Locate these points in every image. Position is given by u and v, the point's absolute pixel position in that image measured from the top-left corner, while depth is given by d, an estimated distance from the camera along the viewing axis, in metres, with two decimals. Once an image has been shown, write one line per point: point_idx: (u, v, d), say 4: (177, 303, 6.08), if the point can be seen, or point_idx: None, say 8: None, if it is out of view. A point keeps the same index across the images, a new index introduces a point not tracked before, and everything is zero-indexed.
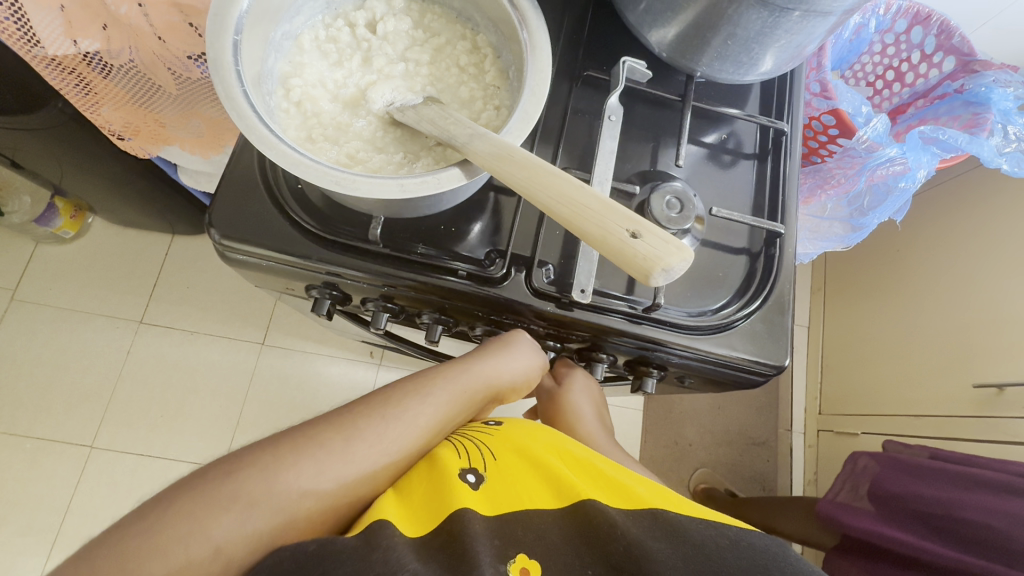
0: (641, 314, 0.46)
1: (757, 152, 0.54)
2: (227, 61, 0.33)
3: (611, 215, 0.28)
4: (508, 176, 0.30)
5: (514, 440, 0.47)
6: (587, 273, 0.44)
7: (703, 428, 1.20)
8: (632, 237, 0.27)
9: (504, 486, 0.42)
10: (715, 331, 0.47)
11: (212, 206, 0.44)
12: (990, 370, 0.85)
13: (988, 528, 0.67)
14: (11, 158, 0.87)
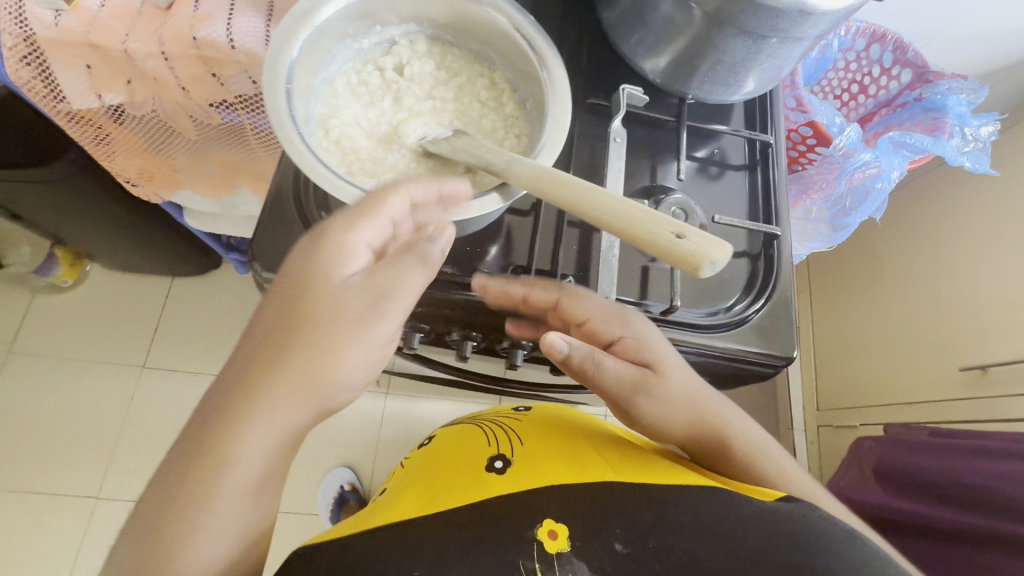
0: (658, 317, 0.49)
1: (747, 163, 0.59)
2: (281, 109, 0.36)
3: (656, 222, 0.31)
4: (557, 198, 0.34)
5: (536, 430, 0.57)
6: (609, 282, 0.49)
7: None
8: (678, 238, 0.31)
9: (524, 466, 0.49)
10: (730, 328, 0.51)
11: (253, 242, 0.47)
12: (973, 353, 0.90)
13: (996, 492, 0.72)
14: (15, 210, 0.88)
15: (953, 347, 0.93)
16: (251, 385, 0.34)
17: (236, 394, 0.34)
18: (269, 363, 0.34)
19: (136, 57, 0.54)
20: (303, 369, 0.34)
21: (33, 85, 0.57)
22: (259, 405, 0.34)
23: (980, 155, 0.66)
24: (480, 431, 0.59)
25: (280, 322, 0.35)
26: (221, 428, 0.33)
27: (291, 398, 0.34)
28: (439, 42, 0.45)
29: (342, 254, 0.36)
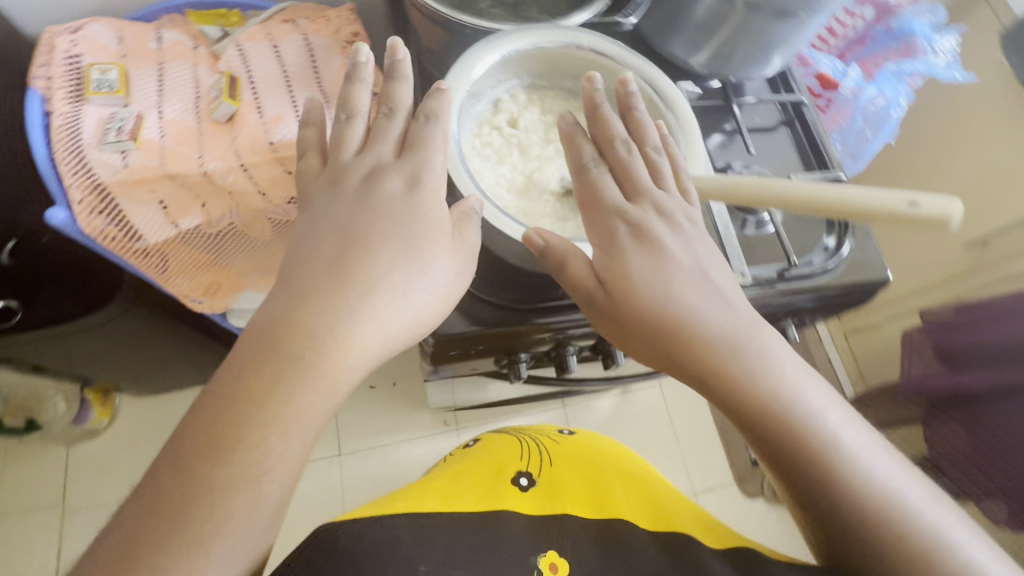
0: (783, 275, 0.55)
1: (784, 121, 0.65)
2: (471, 190, 0.41)
3: (882, 196, 0.35)
4: (765, 196, 0.38)
5: (568, 453, 0.69)
6: (740, 260, 0.54)
7: None
8: (911, 205, 0.35)
9: (551, 486, 0.61)
10: (838, 263, 0.57)
11: None
12: (971, 230, 1.00)
13: None
14: (40, 360, 0.83)
15: (955, 226, 1.03)
16: (283, 335, 0.30)
17: (266, 341, 0.30)
18: (299, 310, 0.31)
19: (216, 176, 0.54)
20: (338, 325, 0.31)
21: (108, 235, 0.54)
22: (295, 363, 0.30)
23: (955, 63, 0.75)
24: (519, 443, 0.70)
25: (308, 264, 0.33)
26: (281, 314, 0.31)
27: (319, 360, 0.30)
28: (535, 89, 0.49)
29: (383, 204, 0.35)
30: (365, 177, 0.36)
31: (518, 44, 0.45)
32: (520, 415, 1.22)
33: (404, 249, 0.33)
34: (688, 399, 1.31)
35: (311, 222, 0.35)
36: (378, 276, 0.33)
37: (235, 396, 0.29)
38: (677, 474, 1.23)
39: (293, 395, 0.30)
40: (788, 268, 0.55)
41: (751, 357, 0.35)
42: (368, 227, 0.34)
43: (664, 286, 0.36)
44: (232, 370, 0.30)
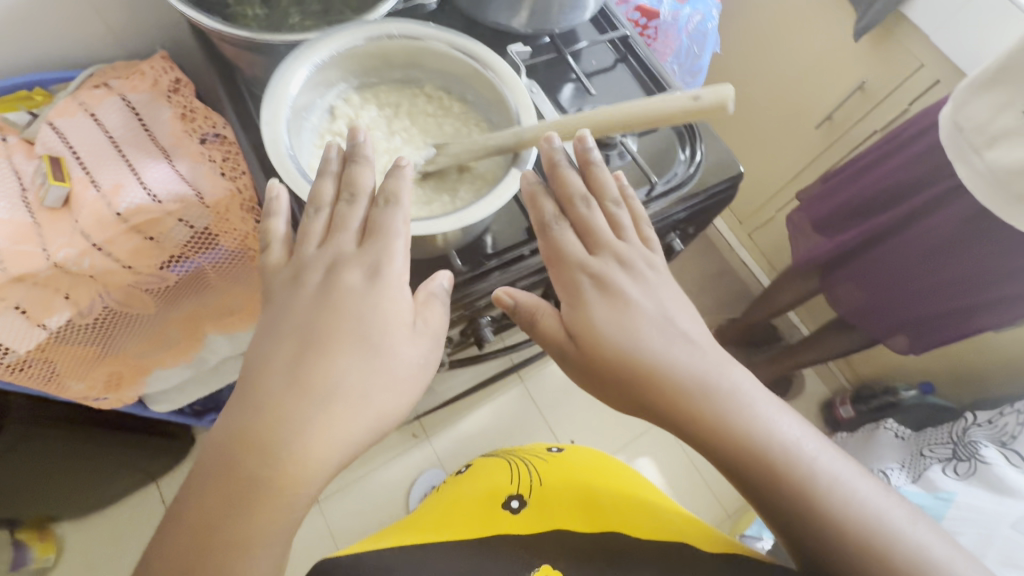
0: (649, 196, 0.59)
1: (618, 58, 0.69)
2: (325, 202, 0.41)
3: (677, 98, 0.41)
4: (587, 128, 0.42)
5: (564, 470, 0.69)
6: None
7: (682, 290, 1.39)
8: (699, 97, 0.41)
9: (545, 505, 0.61)
10: (695, 170, 0.62)
11: None
12: (817, 110, 1.11)
13: (898, 183, 0.83)
14: None
15: (807, 111, 1.13)
16: (247, 454, 0.30)
17: (232, 457, 0.31)
18: (265, 419, 0.31)
19: (68, 264, 0.51)
20: (294, 442, 0.31)
21: None
22: (272, 461, 0.30)
23: None
24: (510, 467, 0.70)
25: (270, 371, 0.32)
26: (253, 434, 0.31)
27: (287, 467, 0.30)
28: (367, 87, 0.50)
29: (343, 297, 0.35)
30: (325, 271, 0.37)
31: (329, 51, 0.44)
32: (484, 403, 1.25)
33: (369, 349, 0.33)
34: None
35: (275, 318, 0.35)
36: (342, 380, 0.32)
37: (212, 525, 0.29)
38: None
39: (270, 505, 0.30)
40: (653, 188, 0.60)
41: (721, 387, 0.36)
42: (329, 328, 0.34)
43: (620, 329, 0.37)
44: (206, 491, 0.30)
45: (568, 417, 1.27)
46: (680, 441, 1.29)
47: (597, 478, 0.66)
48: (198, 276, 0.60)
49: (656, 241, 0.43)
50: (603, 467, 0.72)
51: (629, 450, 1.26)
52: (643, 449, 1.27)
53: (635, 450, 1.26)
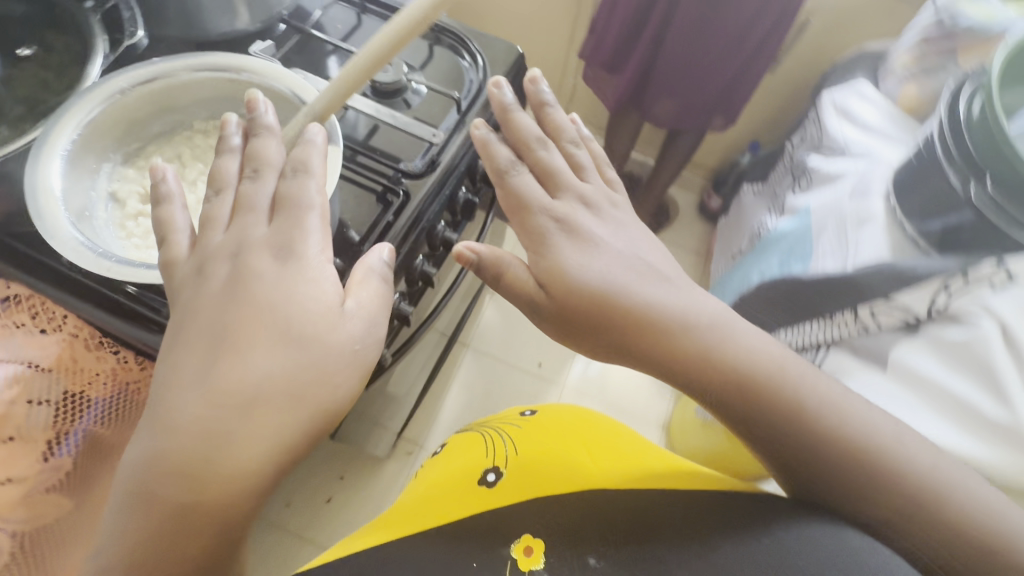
0: (463, 111, 0.61)
1: (360, 9, 0.68)
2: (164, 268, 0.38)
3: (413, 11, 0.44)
4: (356, 78, 0.43)
5: (547, 426, 0.61)
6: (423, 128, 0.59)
7: None
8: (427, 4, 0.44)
9: (521, 479, 0.52)
10: (485, 70, 0.65)
11: None
12: None
13: None
14: None
15: None
16: (183, 463, 0.31)
17: (165, 465, 0.31)
18: (188, 427, 0.31)
19: None
20: (232, 447, 0.31)
21: None
22: (198, 483, 0.31)
23: None
24: (480, 441, 0.60)
25: (196, 376, 0.33)
26: (190, 438, 0.31)
27: (219, 474, 0.31)
28: (133, 157, 0.47)
29: (251, 289, 0.36)
30: (228, 260, 0.37)
31: (68, 136, 0.41)
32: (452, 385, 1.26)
33: (290, 344, 0.34)
34: None
35: (186, 320, 0.36)
36: (268, 388, 0.33)
37: (159, 526, 0.30)
38: None
39: (198, 519, 0.31)
40: (460, 104, 0.62)
41: (720, 327, 0.42)
42: (252, 328, 0.34)
43: (585, 271, 0.42)
44: (150, 494, 0.30)
45: (526, 347, 1.33)
46: None
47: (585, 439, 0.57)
48: (95, 443, 0.51)
49: (616, 183, 0.51)
50: (598, 420, 0.63)
51: None
52: None
53: None
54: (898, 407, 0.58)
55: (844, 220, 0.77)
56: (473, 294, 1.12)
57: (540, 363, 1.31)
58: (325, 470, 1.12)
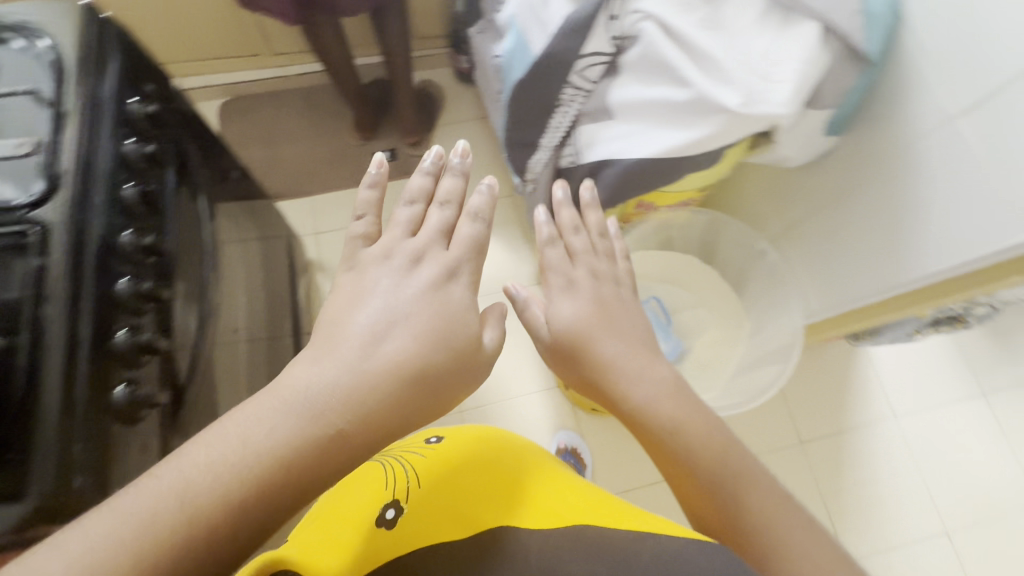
0: (49, 103, 0.49)
1: None
2: None
3: None
4: None
5: (452, 451, 0.67)
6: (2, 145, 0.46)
7: (312, 140, 1.43)
8: None
9: (425, 516, 0.58)
10: (48, 44, 0.51)
11: (27, 513, 0.42)
12: None
13: None
14: None
15: None
16: (324, 415, 0.44)
17: (308, 421, 0.43)
18: (338, 384, 0.45)
19: None
20: (361, 410, 0.45)
21: None
22: (324, 434, 0.43)
23: None
24: (380, 475, 0.64)
25: (358, 360, 0.47)
26: (343, 389, 0.45)
27: (335, 443, 0.43)
28: None
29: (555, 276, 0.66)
30: (410, 257, 0.55)
31: None
32: None
33: (419, 388, 0.49)
34: (337, 208, 1.40)
35: (360, 289, 0.53)
36: (407, 411, 0.48)
37: (261, 465, 0.40)
38: None
39: (298, 474, 0.41)
40: (41, 96, 0.49)
41: (645, 361, 0.60)
42: (391, 356, 0.48)
43: (562, 315, 0.63)
44: (276, 428, 0.42)
45: None
46: None
47: (502, 477, 0.64)
48: None
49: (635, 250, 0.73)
50: (515, 439, 0.72)
51: None
52: None
53: None
54: (627, 154, 0.63)
55: (529, 3, 0.70)
56: (284, 278, 1.05)
57: None
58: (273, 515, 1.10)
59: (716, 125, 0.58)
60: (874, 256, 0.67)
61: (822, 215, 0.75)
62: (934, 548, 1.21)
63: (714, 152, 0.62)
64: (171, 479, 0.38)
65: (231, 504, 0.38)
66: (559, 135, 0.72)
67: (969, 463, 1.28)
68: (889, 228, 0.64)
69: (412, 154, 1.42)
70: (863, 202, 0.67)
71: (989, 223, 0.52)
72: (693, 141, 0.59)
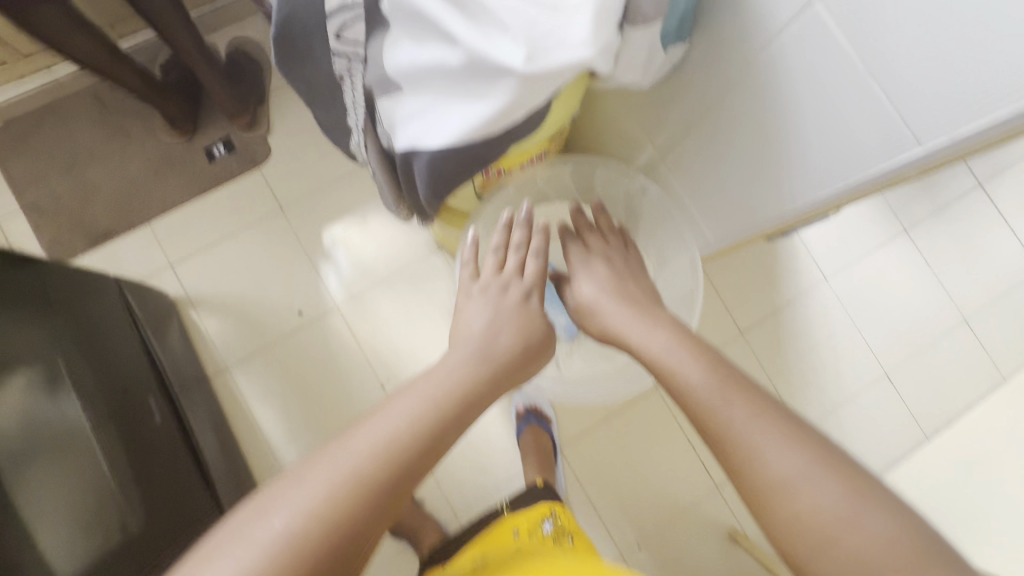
0: None
1: None
2: None
3: None
4: None
5: None
6: None
7: (122, 152, 1.16)
8: None
9: None
10: None
11: None
12: None
13: None
14: None
15: None
16: (451, 394, 0.57)
17: (441, 397, 0.57)
18: (464, 364, 0.60)
19: None
20: (477, 390, 0.59)
21: None
22: (456, 407, 0.57)
23: None
24: None
25: (473, 351, 0.62)
26: (467, 368, 0.60)
27: (465, 416, 0.58)
28: None
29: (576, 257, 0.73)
30: (495, 292, 0.68)
31: None
32: (253, 406, 1.12)
33: (506, 372, 0.63)
34: (188, 228, 1.17)
35: (466, 305, 0.68)
36: (496, 391, 0.62)
37: (402, 426, 0.53)
38: (270, 228, 1.18)
39: (433, 439, 0.54)
40: None
41: (644, 315, 0.63)
42: (494, 350, 0.63)
43: (586, 288, 0.70)
44: (419, 396, 0.56)
45: (275, 287, 1.16)
46: (310, 191, 1.19)
47: None
48: None
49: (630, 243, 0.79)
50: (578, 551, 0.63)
51: (316, 248, 1.18)
52: (316, 214, 1.19)
53: (318, 241, 1.18)
54: (426, 140, 0.49)
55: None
56: (133, 340, 0.91)
57: (300, 310, 1.16)
58: None
59: (515, 86, 0.44)
60: (759, 181, 0.59)
61: (693, 138, 0.65)
62: (880, 391, 1.26)
63: (530, 113, 0.49)
64: (353, 444, 0.51)
65: (384, 465, 0.50)
66: (362, 114, 0.56)
67: (904, 301, 1.29)
68: (767, 153, 0.56)
69: (251, 139, 1.19)
70: (731, 123, 0.58)
71: (877, 142, 0.44)
72: (499, 111, 0.45)
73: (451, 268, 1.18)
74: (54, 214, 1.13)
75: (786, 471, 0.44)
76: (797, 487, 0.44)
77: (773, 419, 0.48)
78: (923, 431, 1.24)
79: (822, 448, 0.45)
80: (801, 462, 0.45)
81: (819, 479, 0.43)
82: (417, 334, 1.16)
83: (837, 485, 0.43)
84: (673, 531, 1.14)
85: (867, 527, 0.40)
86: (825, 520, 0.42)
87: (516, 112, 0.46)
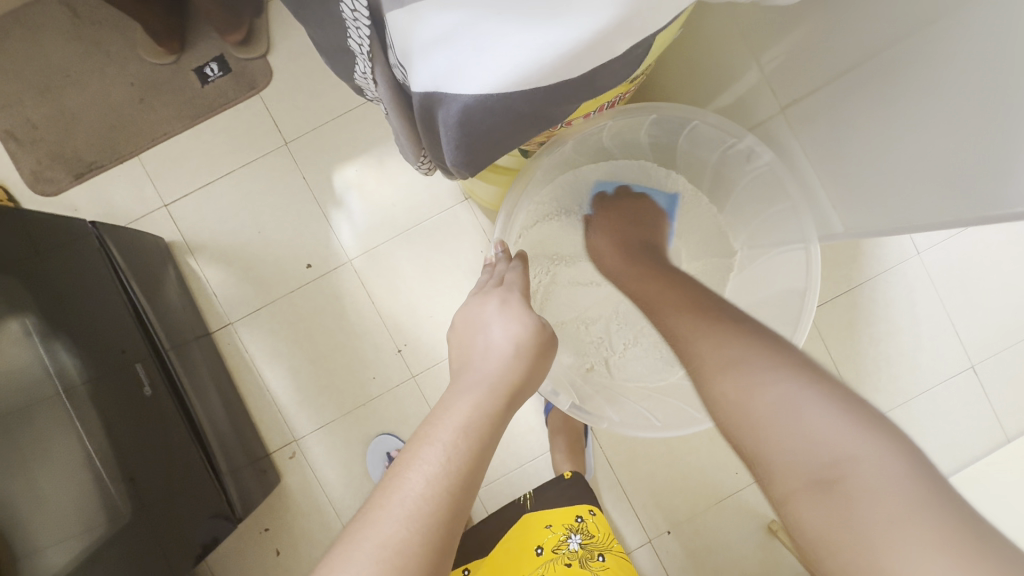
0: None
1: None
2: None
3: None
4: None
5: None
6: None
7: (99, 72, 1.00)
8: None
9: None
10: None
11: None
12: None
13: None
14: None
15: None
16: (464, 428, 0.44)
17: (455, 438, 0.44)
18: (471, 391, 0.47)
19: None
20: (495, 414, 0.47)
21: None
22: (480, 447, 0.44)
23: None
24: None
25: (477, 370, 0.49)
26: (475, 394, 0.47)
27: (487, 453, 0.45)
28: None
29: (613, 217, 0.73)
30: (478, 308, 0.56)
31: None
32: (260, 367, 1.04)
33: (517, 387, 0.50)
34: (180, 164, 1.02)
35: (457, 330, 0.57)
36: (512, 415, 0.49)
37: (411, 488, 0.40)
38: (272, 167, 1.02)
39: (462, 498, 0.41)
40: None
41: (649, 273, 0.63)
42: (498, 372, 0.49)
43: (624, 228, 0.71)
44: (418, 443, 0.44)
45: (278, 238, 1.03)
46: (318, 125, 1.02)
47: None
48: None
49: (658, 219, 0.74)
50: None
51: (325, 193, 1.03)
52: (320, 155, 1.02)
53: (327, 186, 1.02)
54: (461, 83, 0.32)
55: None
56: (119, 298, 0.80)
57: (309, 264, 1.03)
58: (246, 536, 1.03)
59: (608, 7, 0.29)
60: (947, 165, 0.47)
61: (878, 76, 0.53)
62: (958, 387, 1.10)
63: (632, 49, 0.33)
64: (374, 532, 0.38)
65: (414, 543, 0.38)
66: (366, 29, 0.39)
67: (1014, 283, 1.08)
68: (985, 122, 0.43)
69: (247, 60, 1.00)
70: (948, 69, 0.46)
71: None
72: (587, 45, 0.30)
73: (477, 223, 1.02)
74: (31, 144, 1.00)
75: (743, 377, 0.47)
76: (752, 381, 0.46)
77: (739, 335, 0.51)
78: (1005, 433, 1.09)
79: (790, 359, 0.47)
80: (763, 364, 0.47)
81: (771, 376, 0.46)
82: (437, 297, 1.03)
83: (790, 386, 0.44)
84: (708, 521, 1.05)
85: (810, 412, 0.42)
86: (771, 412, 0.44)
87: (615, 43, 0.31)
